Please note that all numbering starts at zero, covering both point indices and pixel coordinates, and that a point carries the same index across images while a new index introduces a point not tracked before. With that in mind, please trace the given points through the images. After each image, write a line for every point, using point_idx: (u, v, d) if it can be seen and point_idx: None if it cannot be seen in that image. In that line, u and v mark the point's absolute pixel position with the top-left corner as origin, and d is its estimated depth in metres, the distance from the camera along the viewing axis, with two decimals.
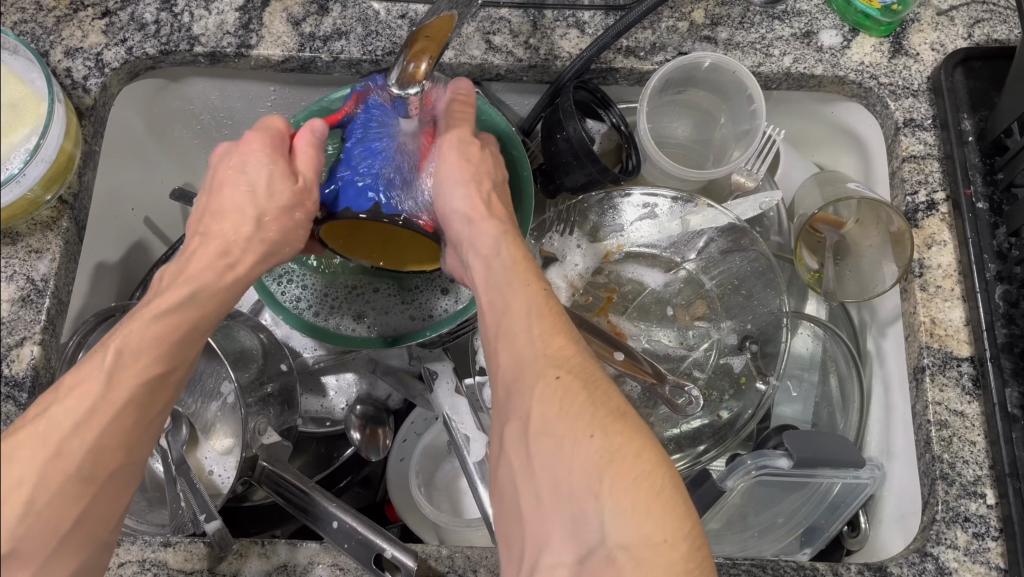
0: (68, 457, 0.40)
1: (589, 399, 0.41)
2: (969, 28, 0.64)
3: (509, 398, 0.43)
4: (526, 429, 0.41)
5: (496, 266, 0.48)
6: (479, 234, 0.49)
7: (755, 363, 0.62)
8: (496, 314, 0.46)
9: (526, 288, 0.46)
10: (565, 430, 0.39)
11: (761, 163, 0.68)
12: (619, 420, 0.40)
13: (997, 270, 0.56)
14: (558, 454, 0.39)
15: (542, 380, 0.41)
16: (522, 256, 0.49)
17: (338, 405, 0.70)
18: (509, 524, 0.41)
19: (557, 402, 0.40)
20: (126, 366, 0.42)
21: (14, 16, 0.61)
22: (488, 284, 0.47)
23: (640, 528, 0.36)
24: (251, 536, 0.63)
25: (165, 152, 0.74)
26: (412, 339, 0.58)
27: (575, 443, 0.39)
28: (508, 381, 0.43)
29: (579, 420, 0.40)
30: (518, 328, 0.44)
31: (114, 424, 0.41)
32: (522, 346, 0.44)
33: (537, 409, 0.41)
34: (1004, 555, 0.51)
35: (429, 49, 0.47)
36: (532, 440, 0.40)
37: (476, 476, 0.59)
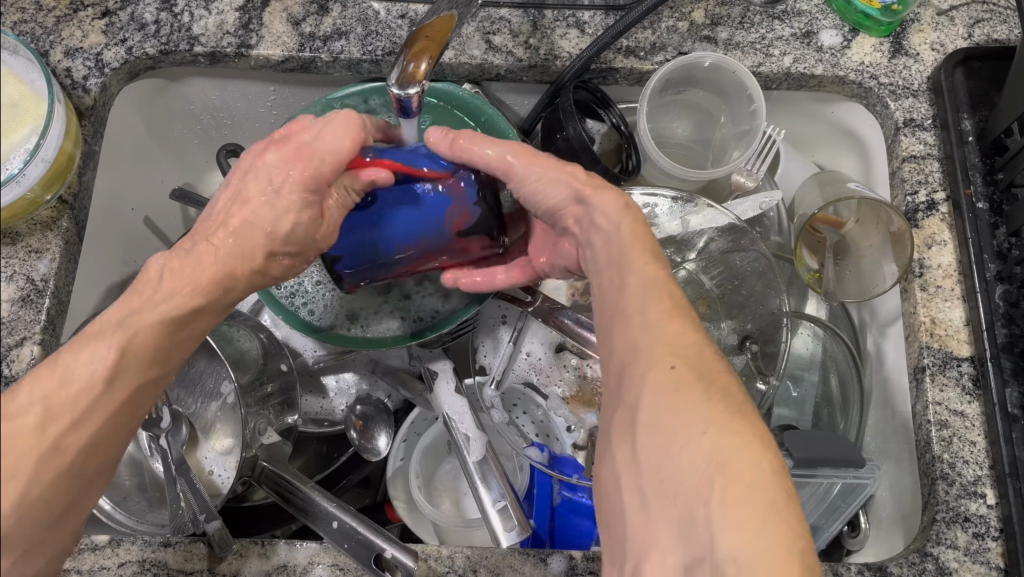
0: (64, 451, 0.40)
1: (706, 394, 0.39)
2: (969, 28, 0.64)
3: (621, 384, 0.42)
4: (635, 419, 0.40)
5: (615, 246, 0.46)
6: (594, 212, 0.47)
7: (755, 363, 0.62)
8: (613, 297, 0.45)
9: (642, 265, 0.44)
10: (679, 425, 0.38)
11: (761, 163, 0.68)
12: (740, 422, 0.38)
13: (997, 270, 0.56)
14: (668, 450, 0.38)
15: (656, 368, 0.40)
16: (641, 237, 0.46)
17: (338, 406, 0.70)
18: (615, 511, 0.41)
19: (671, 394, 0.39)
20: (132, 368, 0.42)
21: (14, 16, 0.61)
22: (603, 263, 0.47)
23: (754, 546, 0.34)
24: (251, 536, 0.63)
25: (165, 152, 0.74)
26: (411, 339, 0.58)
27: (688, 442, 0.38)
28: (621, 369, 0.43)
29: (693, 416, 0.38)
30: (634, 311, 0.43)
31: (115, 421, 0.42)
32: (638, 332, 0.42)
33: (648, 399, 0.40)
34: (1004, 555, 0.51)
35: (429, 49, 0.47)
36: (640, 432, 0.40)
37: (476, 476, 0.59)
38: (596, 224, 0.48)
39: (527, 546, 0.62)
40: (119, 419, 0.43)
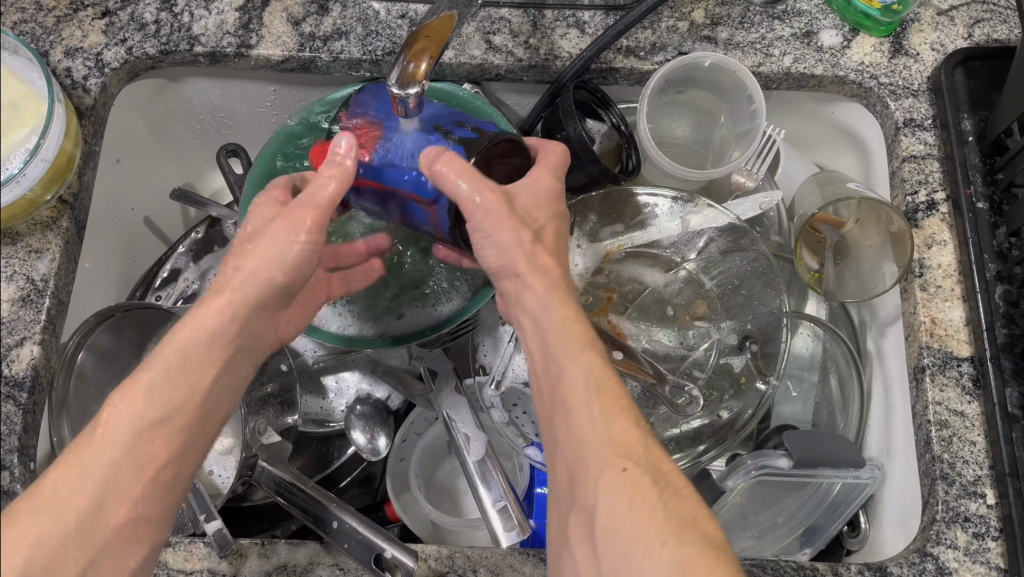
0: (88, 488, 0.40)
1: (658, 497, 0.40)
2: (969, 28, 0.64)
3: (572, 486, 0.42)
4: (593, 524, 0.40)
5: (556, 332, 0.45)
6: (528, 291, 0.46)
7: (755, 363, 0.62)
8: (555, 386, 0.44)
9: (583, 354, 0.44)
10: (638, 532, 0.39)
11: (761, 163, 0.68)
12: (691, 526, 0.39)
13: (997, 270, 0.56)
14: (626, 559, 0.39)
15: (608, 472, 0.41)
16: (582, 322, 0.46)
17: (338, 407, 0.70)
18: None
19: (625, 497, 0.40)
20: (154, 394, 0.41)
21: (14, 16, 0.61)
22: (542, 348, 0.46)
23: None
24: (251, 536, 0.63)
25: (165, 152, 0.74)
26: (412, 339, 0.59)
27: (649, 552, 0.38)
28: (570, 469, 0.43)
29: (652, 526, 0.39)
30: (580, 408, 0.43)
31: (140, 447, 0.41)
32: (588, 431, 0.42)
33: (605, 503, 0.40)
34: (1004, 555, 0.51)
35: (429, 49, 0.47)
36: (599, 538, 0.40)
37: (476, 476, 0.60)
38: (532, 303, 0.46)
39: (527, 546, 0.62)
40: (149, 441, 0.41)
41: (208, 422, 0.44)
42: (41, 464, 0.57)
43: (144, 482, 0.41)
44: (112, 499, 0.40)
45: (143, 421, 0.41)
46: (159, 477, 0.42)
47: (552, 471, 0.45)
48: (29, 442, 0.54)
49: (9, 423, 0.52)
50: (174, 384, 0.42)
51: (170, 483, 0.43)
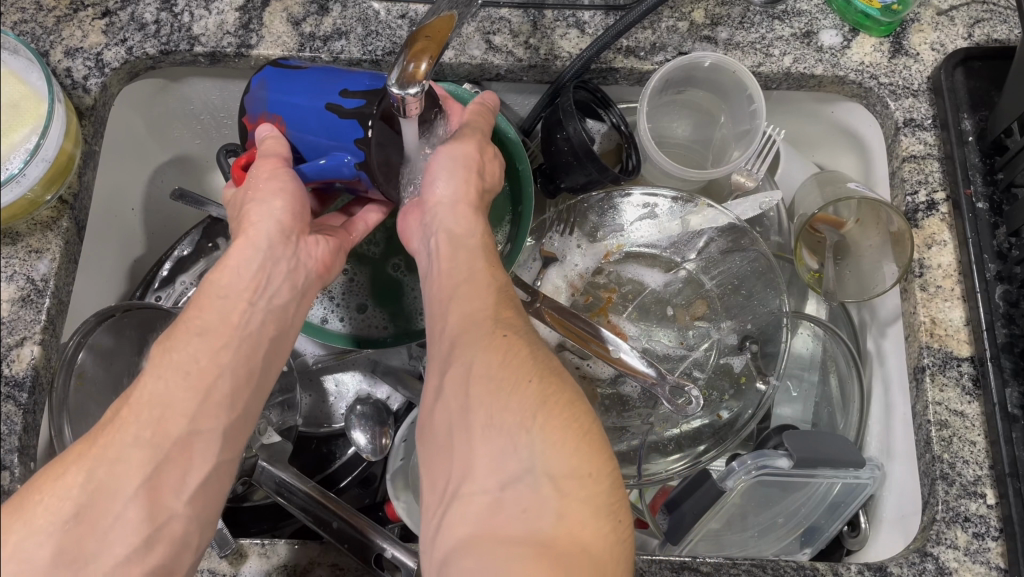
0: (128, 427, 0.41)
1: (530, 354, 0.44)
2: (969, 28, 0.64)
3: (453, 348, 0.45)
4: (467, 373, 0.43)
5: (462, 240, 0.51)
6: (452, 213, 0.51)
7: (755, 363, 0.63)
8: (451, 276, 0.49)
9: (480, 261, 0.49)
10: (507, 373, 0.42)
11: (761, 163, 0.69)
12: (557, 376, 0.43)
13: (997, 270, 0.56)
14: (496, 395, 0.41)
15: (490, 334, 0.44)
16: (486, 238, 0.52)
17: (339, 411, 0.70)
18: (437, 464, 0.42)
19: (500, 353, 0.43)
20: (196, 322, 0.45)
21: (14, 16, 0.61)
22: (449, 250, 0.50)
23: (569, 461, 0.39)
24: (252, 536, 0.63)
25: (164, 152, 0.74)
26: (411, 339, 0.60)
27: (515, 385, 0.42)
28: (452, 335, 0.46)
29: (521, 369, 0.42)
30: (473, 292, 0.47)
31: (187, 367, 0.43)
32: (475, 303, 0.47)
33: (481, 357, 0.43)
34: (1004, 555, 0.51)
35: (429, 49, 0.46)
36: (472, 384, 0.42)
37: None
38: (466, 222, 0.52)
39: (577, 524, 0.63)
40: (196, 358, 0.44)
41: (260, 348, 0.47)
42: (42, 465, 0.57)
43: (197, 396, 0.43)
44: (168, 415, 0.42)
45: (189, 348, 0.44)
46: (213, 391, 0.44)
47: (433, 350, 0.48)
48: (29, 443, 0.54)
49: (9, 423, 0.52)
50: (217, 310, 0.45)
51: (223, 402, 0.44)
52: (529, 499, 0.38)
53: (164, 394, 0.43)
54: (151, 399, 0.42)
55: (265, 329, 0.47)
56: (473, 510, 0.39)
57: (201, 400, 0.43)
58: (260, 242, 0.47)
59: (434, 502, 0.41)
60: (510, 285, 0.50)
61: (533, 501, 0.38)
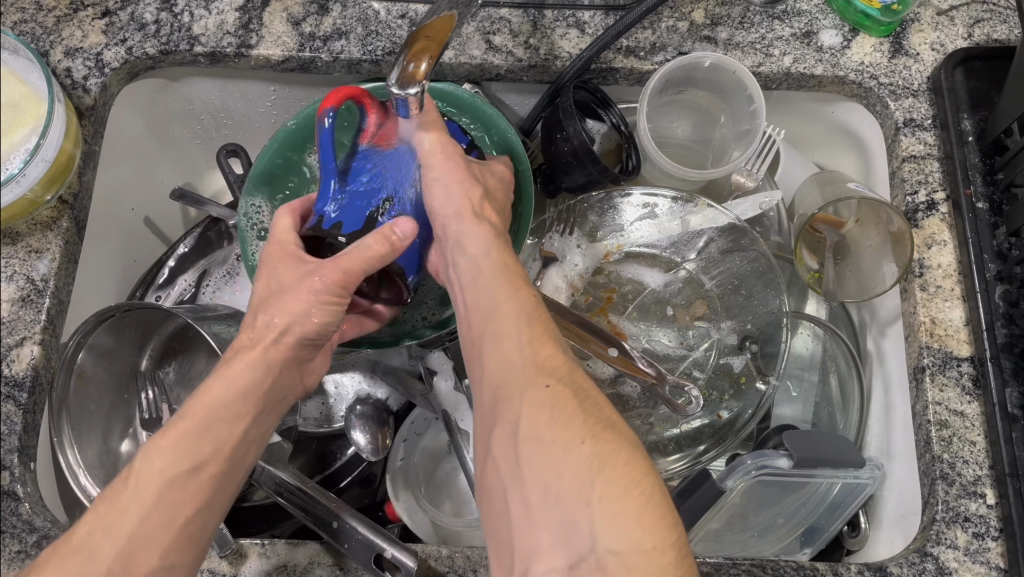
0: (101, 557, 0.42)
1: (579, 405, 0.41)
2: (970, 28, 0.64)
3: (497, 403, 0.43)
4: (514, 435, 0.41)
5: (484, 269, 0.48)
6: (468, 234, 0.49)
7: (755, 363, 0.63)
8: (484, 317, 0.46)
9: (516, 295, 0.46)
10: (556, 433, 0.39)
11: (761, 163, 0.69)
12: (609, 428, 0.40)
13: (997, 270, 0.56)
14: (547, 460, 0.39)
15: (532, 387, 0.42)
16: (510, 261, 0.49)
17: (338, 413, 0.69)
18: (499, 533, 0.40)
19: (547, 409, 0.40)
20: (185, 445, 0.45)
21: (14, 16, 0.61)
22: (477, 287, 0.47)
23: (631, 535, 0.36)
24: (251, 536, 0.63)
25: (164, 152, 0.74)
26: (412, 339, 0.58)
27: (567, 448, 0.39)
28: (493, 388, 0.43)
29: (570, 426, 0.40)
30: (506, 333, 0.44)
31: (169, 498, 0.44)
32: (510, 351, 0.44)
33: (526, 416, 0.41)
34: (1004, 555, 0.51)
35: (429, 49, 0.46)
36: (521, 447, 0.40)
37: (477, 474, 0.60)
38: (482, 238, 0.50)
39: None
40: (176, 491, 0.44)
41: (237, 472, 0.47)
42: (42, 465, 0.57)
43: (170, 533, 0.44)
44: (140, 549, 0.43)
45: (174, 474, 0.44)
46: (189, 524, 0.44)
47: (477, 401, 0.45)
48: (29, 442, 0.54)
49: (9, 423, 0.52)
50: (209, 434, 0.45)
51: (196, 533, 0.45)
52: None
53: (138, 526, 0.43)
54: (127, 526, 0.43)
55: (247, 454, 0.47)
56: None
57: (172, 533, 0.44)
58: (272, 364, 0.47)
59: None
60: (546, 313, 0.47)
61: None
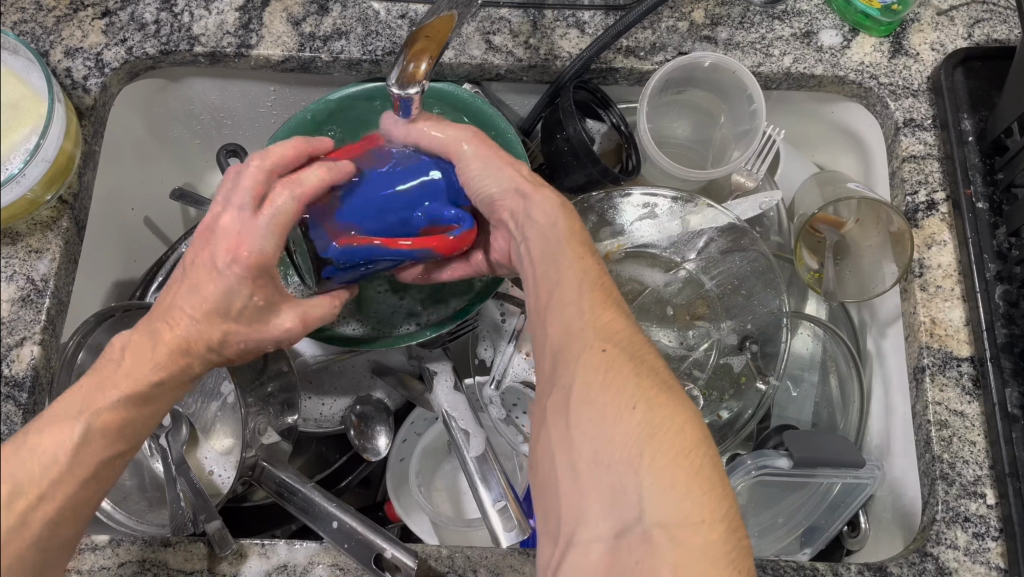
0: (29, 526, 0.41)
1: (634, 372, 0.40)
2: (969, 28, 0.64)
3: (553, 367, 0.43)
4: (567, 400, 0.41)
5: (551, 236, 0.45)
6: (536, 204, 0.46)
7: (755, 363, 0.63)
8: (546, 280, 0.45)
9: (578, 255, 0.45)
10: (609, 400, 0.40)
11: (761, 163, 0.69)
12: (665, 397, 0.40)
13: (997, 270, 0.56)
14: (600, 428, 0.39)
15: (588, 351, 0.41)
16: (575, 223, 0.47)
17: (339, 413, 0.69)
18: (546, 496, 0.42)
19: (602, 375, 0.40)
20: (124, 429, 0.44)
21: (14, 16, 0.61)
22: (538, 248, 0.46)
23: (680, 507, 0.37)
24: (252, 536, 0.63)
25: (164, 152, 0.74)
26: (410, 339, 0.58)
27: (621, 417, 0.39)
28: (552, 350, 0.43)
29: (625, 393, 0.40)
30: (568, 296, 0.43)
31: (101, 474, 0.44)
32: (570, 315, 0.43)
33: (582, 380, 0.41)
34: (1004, 555, 0.51)
35: (429, 49, 0.47)
36: (573, 412, 0.40)
37: (476, 477, 0.59)
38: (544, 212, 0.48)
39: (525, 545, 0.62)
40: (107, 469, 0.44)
41: None
42: None
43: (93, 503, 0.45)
44: (68, 519, 0.43)
45: (110, 455, 0.44)
46: (99, 504, 0.45)
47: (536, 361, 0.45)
48: None
49: (9, 423, 0.52)
50: (139, 427, 0.45)
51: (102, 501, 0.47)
52: (642, 550, 0.37)
53: (70, 498, 0.42)
54: (60, 498, 0.42)
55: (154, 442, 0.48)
56: (586, 560, 0.38)
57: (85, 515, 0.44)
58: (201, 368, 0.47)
59: (547, 545, 0.41)
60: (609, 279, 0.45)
61: (646, 553, 0.36)
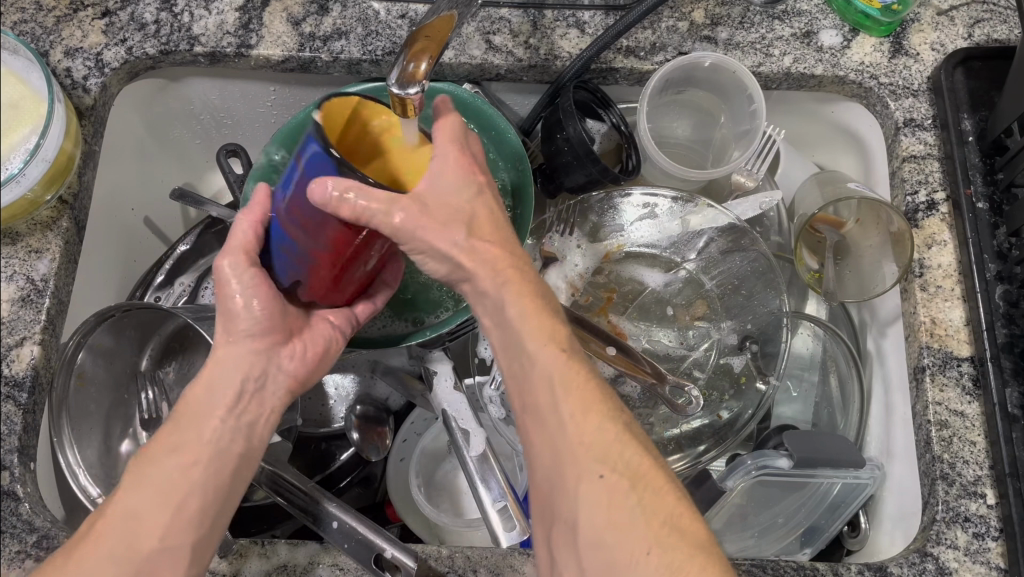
0: (150, 487, 0.45)
1: (638, 502, 0.42)
2: (969, 28, 0.64)
3: (554, 497, 0.44)
4: (575, 537, 0.42)
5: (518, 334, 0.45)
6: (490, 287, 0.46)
7: (755, 363, 0.62)
8: (523, 386, 0.46)
9: (547, 358, 0.45)
10: (620, 541, 0.41)
11: (761, 163, 0.69)
12: (672, 532, 0.42)
13: (997, 270, 0.56)
14: (615, 570, 0.41)
15: (586, 482, 0.43)
16: (540, 314, 0.46)
17: (338, 413, 0.69)
18: None
19: (605, 508, 0.42)
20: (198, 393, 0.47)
21: (14, 16, 0.61)
22: (507, 350, 0.47)
23: None
24: (251, 536, 0.63)
25: (164, 152, 0.74)
26: (413, 338, 0.58)
27: (636, 559, 0.41)
28: (549, 477, 0.44)
29: (633, 536, 0.41)
30: (551, 414, 0.44)
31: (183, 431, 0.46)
32: (559, 440, 0.44)
33: (585, 517, 0.42)
34: (1004, 555, 0.51)
35: (429, 49, 0.46)
36: (581, 550, 0.42)
37: (476, 476, 0.59)
38: (490, 293, 0.46)
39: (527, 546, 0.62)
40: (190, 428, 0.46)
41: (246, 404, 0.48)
42: (42, 465, 0.57)
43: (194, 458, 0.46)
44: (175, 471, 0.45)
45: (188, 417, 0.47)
46: (206, 472, 0.46)
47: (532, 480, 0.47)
48: (29, 443, 0.54)
49: (9, 423, 0.52)
50: (205, 399, 0.47)
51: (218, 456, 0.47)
52: None
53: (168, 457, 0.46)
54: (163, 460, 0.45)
55: (235, 443, 0.47)
56: None
57: (174, 518, 0.44)
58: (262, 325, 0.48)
59: None
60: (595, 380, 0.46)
61: None
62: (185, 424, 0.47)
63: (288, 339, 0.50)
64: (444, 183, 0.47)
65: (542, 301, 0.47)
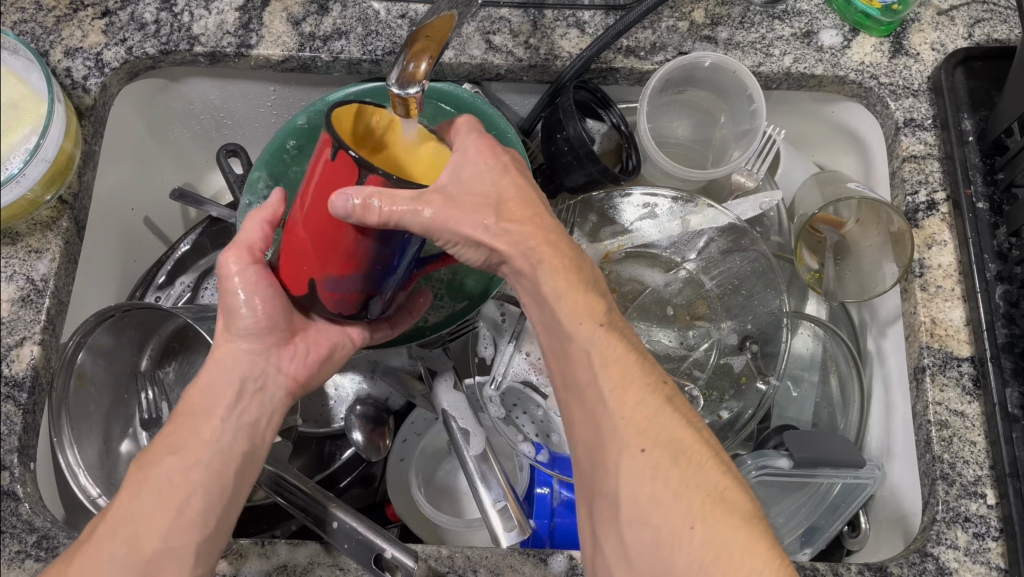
0: (155, 487, 0.45)
1: (679, 476, 0.41)
2: (970, 28, 0.64)
3: (595, 473, 0.43)
4: (617, 513, 0.41)
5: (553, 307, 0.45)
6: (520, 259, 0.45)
7: (755, 363, 0.62)
8: (561, 357, 0.45)
9: (584, 330, 0.44)
10: (665, 519, 0.40)
11: (761, 163, 0.69)
12: (718, 507, 0.41)
13: (997, 270, 0.56)
14: (659, 547, 0.40)
15: (626, 454, 0.42)
16: (578, 288, 0.45)
17: (338, 413, 0.68)
18: None
19: (648, 481, 0.41)
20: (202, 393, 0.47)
21: (14, 16, 0.61)
22: (543, 323, 0.46)
23: None
24: (251, 536, 0.63)
25: (164, 152, 0.74)
26: (411, 339, 0.59)
27: (679, 536, 0.40)
28: (589, 452, 0.44)
29: (678, 511, 0.40)
30: (590, 386, 0.44)
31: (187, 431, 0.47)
32: (602, 413, 0.43)
33: (627, 491, 0.41)
34: (1004, 555, 0.51)
35: (429, 49, 0.46)
36: (625, 528, 0.41)
37: (476, 476, 0.59)
38: (527, 272, 0.45)
39: (527, 546, 0.62)
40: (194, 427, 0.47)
41: (243, 403, 0.48)
42: (42, 465, 0.57)
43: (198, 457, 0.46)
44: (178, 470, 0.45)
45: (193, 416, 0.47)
46: (206, 470, 0.46)
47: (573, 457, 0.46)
48: (29, 443, 0.54)
49: (9, 423, 0.52)
50: (208, 395, 0.47)
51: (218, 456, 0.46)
52: None
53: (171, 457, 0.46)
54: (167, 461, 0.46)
55: (238, 442, 0.47)
56: None
57: (175, 520, 0.44)
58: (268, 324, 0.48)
59: None
60: (635, 352, 0.45)
61: None
62: (185, 426, 0.47)
63: (290, 340, 0.50)
64: (466, 177, 0.46)
65: (582, 275, 0.46)
